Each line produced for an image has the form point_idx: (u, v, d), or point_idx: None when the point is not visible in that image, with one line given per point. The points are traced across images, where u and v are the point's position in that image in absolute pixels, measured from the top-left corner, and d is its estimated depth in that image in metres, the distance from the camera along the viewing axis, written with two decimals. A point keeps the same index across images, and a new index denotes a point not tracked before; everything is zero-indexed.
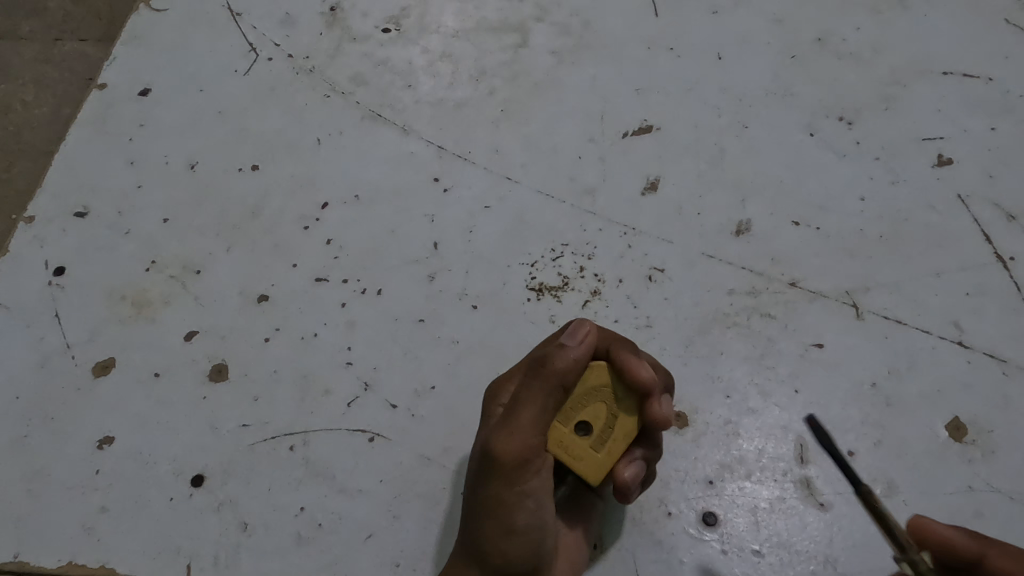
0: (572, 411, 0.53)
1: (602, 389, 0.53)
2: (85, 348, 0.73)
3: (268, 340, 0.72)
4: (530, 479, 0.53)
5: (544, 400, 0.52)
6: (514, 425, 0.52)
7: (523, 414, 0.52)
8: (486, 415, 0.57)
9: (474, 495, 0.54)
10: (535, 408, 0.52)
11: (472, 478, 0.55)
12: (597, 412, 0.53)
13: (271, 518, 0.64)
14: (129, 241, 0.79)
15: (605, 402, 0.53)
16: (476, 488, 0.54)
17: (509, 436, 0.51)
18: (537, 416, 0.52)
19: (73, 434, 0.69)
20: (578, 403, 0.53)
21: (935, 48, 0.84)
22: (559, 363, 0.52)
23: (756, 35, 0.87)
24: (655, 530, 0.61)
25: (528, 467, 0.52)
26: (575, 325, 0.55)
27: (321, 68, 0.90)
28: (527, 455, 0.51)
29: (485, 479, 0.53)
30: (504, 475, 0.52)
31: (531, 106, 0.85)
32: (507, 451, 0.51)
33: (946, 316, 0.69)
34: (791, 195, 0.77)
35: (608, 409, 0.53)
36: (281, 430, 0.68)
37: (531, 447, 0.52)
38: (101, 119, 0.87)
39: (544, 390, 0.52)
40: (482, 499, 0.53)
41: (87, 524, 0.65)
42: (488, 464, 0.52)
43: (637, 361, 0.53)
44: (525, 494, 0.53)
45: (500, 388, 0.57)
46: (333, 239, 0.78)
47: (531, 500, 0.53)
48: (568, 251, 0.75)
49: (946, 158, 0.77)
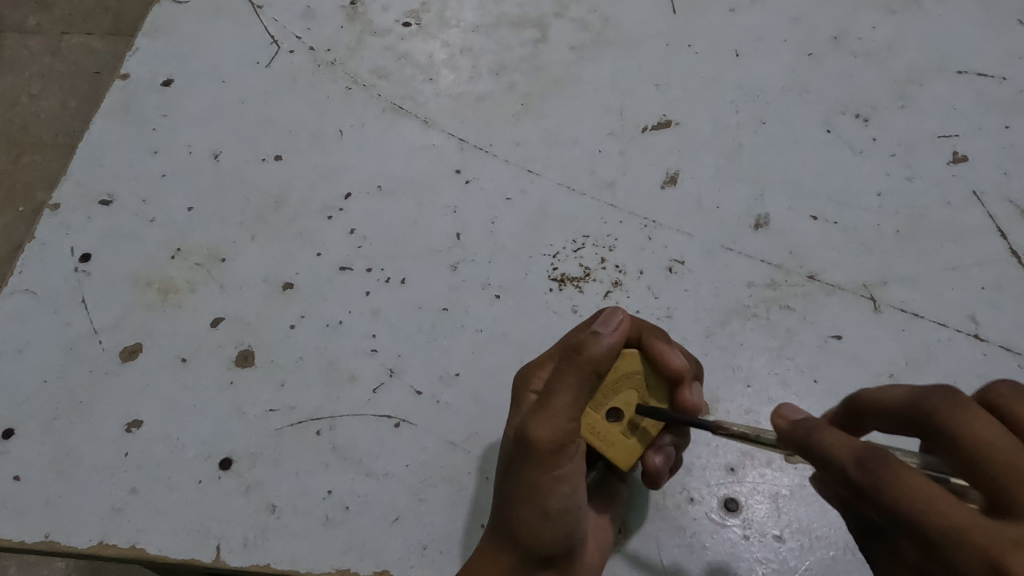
0: (604, 397, 0.56)
1: (634, 377, 0.56)
2: (112, 333, 0.74)
3: (294, 327, 0.73)
4: (565, 463, 0.54)
5: (578, 386, 0.53)
6: (549, 410, 0.53)
7: (558, 399, 0.53)
8: (518, 400, 0.59)
9: (508, 478, 0.56)
10: (570, 393, 0.53)
11: (506, 462, 0.56)
12: (629, 399, 0.56)
13: (299, 500, 0.65)
14: (154, 229, 0.80)
15: (637, 388, 0.56)
16: (511, 472, 0.55)
17: (546, 422, 0.53)
18: (571, 402, 0.53)
19: (102, 418, 0.69)
20: (610, 389, 0.56)
21: (950, 47, 0.85)
22: (594, 350, 0.53)
23: (773, 33, 0.88)
24: (677, 515, 0.62)
25: (562, 452, 0.53)
26: (608, 313, 0.57)
27: (342, 60, 0.91)
28: (563, 440, 0.53)
29: (520, 463, 0.54)
30: (540, 460, 0.53)
31: (551, 100, 0.86)
32: (544, 437, 0.53)
33: (962, 310, 0.70)
34: (809, 190, 0.78)
35: (640, 396, 0.56)
36: (308, 415, 0.69)
37: (567, 432, 0.53)
38: (124, 109, 0.88)
39: (578, 377, 0.53)
40: (518, 483, 0.55)
41: (117, 505, 0.65)
42: (524, 449, 0.54)
43: (669, 349, 0.56)
44: (559, 478, 0.54)
45: (532, 375, 0.59)
46: (356, 229, 0.79)
47: (565, 484, 0.54)
48: (589, 243, 0.76)
49: (961, 155, 0.79)
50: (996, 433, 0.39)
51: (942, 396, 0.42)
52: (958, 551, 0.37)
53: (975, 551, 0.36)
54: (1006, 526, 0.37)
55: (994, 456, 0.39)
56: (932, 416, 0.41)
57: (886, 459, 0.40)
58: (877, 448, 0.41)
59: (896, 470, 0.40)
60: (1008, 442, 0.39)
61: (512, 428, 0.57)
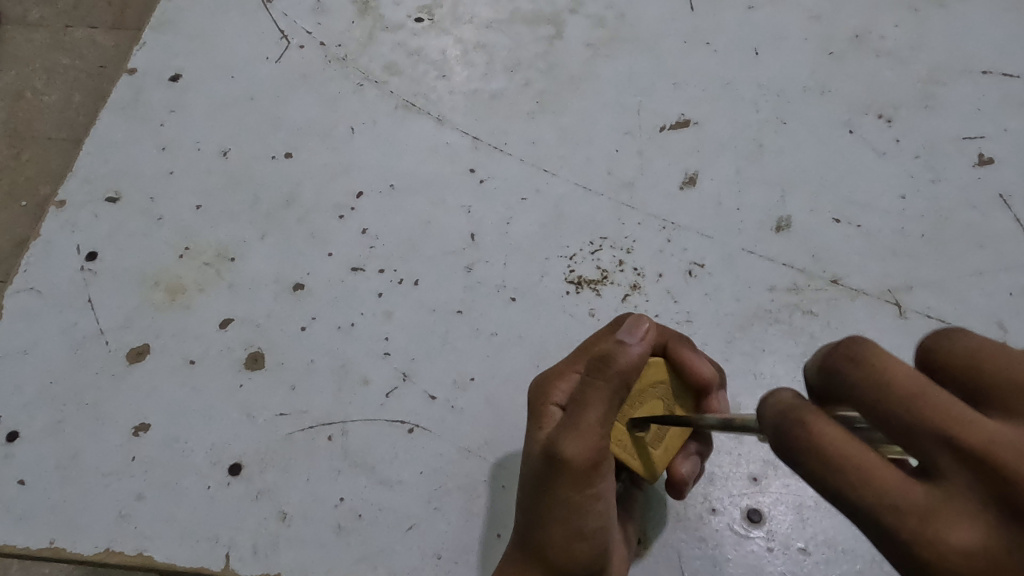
0: (629, 408, 0.54)
1: (660, 387, 0.55)
2: (119, 334, 0.72)
3: (304, 328, 0.72)
4: (599, 481, 0.53)
5: (608, 398, 0.51)
6: (580, 426, 0.51)
7: (589, 414, 0.51)
8: (536, 413, 0.57)
9: (537, 495, 0.54)
10: (601, 406, 0.51)
11: (533, 480, 0.54)
12: (654, 410, 0.55)
13: (310, 508, 0.63)
14: (162, 227, 0.78)
15: (662, 398, 0.55)
16: (539, 488, 0.54)
17: (578, 439, 0.51)
18: (602, 416, 0.51)
19: (108, 421, 0.68)
20: (635, 400, 0.55)
21: (975, 46, 0.84)
22: (624, 361, 0.51)
23: (793, 31, 0.86)
24: (698, 526, 0.61)
25: (597, 469, 0.52)
26: (633, 321, 0.55)
27: (353, 56, 0.89)
28: (596, 458, 0.52)
29: (550, 480, 0.53)
30: (575, 479, 0.52)
31: (567, 98, 0.84)
32: (579, 455, 0.51)
33: (990, 317, 0.69)
34: (831, 192, 0.76)
35: (665, 406, 0.56)
36: (319, 420, 0.67)
37: (601, 447, 0.52)
38: (131, 104, 0.86)
39: (609, 390, 0.51)
40: (550, 504, 0.53)
41: (124, 511, 0.64)
42: (555, 467, 0.52)
43: (696, 358, 0.56)
44: (594, 495, 0.54)
45: (552, 386, 0.57)
46: (368, 229, 0.77)
47: (599, 501, 0.54)
48: (607, 245, 0.75)
49: (987, 157, 0.77)
50: (899, 377, 0.34)
51: (850, 346, 0.36)
52: (876, 524, 0.34)
53: (891, 526, 0.34)
54: (920, 490, 0.33)
55: (896, 406, 0.33)
56: (835, 372, 0.37)
57: (802, 417, 0.37)
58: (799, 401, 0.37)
59: (812, 429, 0.36)
60: (909, 389, 0.33)
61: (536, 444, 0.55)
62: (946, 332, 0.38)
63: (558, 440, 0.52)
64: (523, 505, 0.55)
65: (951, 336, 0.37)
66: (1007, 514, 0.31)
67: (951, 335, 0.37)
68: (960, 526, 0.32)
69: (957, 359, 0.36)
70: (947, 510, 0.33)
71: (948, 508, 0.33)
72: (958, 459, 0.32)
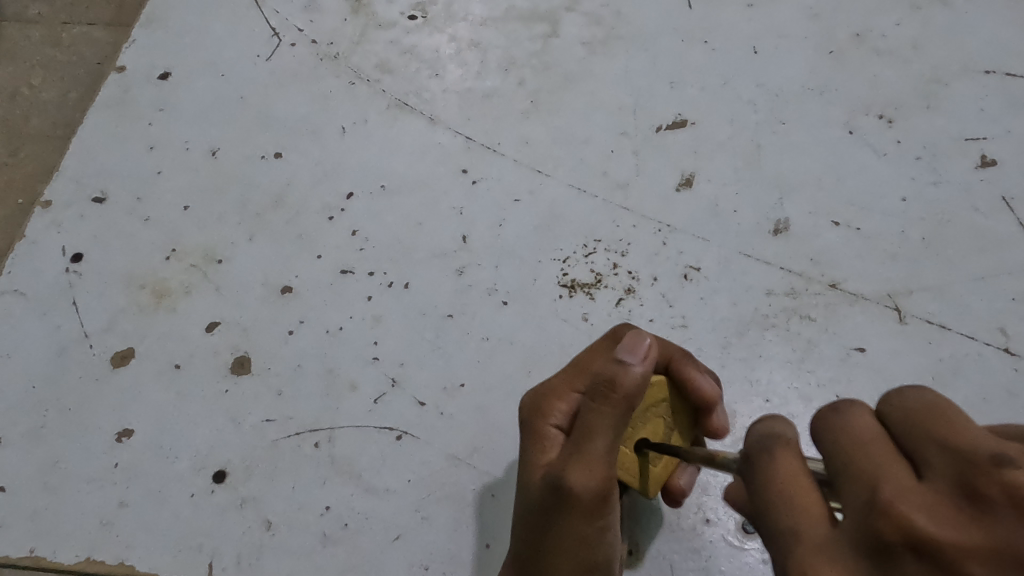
0: (633, 429, 0.54)
1: (662, 405, 0.55)
2: (103, 337, 0.71)
3: (292, 333, 0.70)
4: (609, 512, 0.52)
5: (614, 424, 0.50)
6: (588, 456, 0.50)
7: (597, 443, 0.50)
8: (537, 435, 0.55)
9: (540, 527, 0.52)
10: (607, 432, 0.50)
11: (535, 512, 0.52)
12: (656, 427, 0.55)
13: (295, 517, 0.62)
14: (149, 228, 0.77)
15: (663, 416, 0.55)
16: (545, 520, 0.52)
17: (586, 468, 0.50)
18: (610, 443, 0.50)
19: (91, 426, 0.67)
20: (638, 420, 0.54)
21: (978, 45, 0.82)
22: (628, 384, 0.50)
23: (793, 29, 0.85)
24: (692, 538, 0.59)
25: (607, 498, 0.51)
26: (632, 337, 0.52)
27: (345, 54, 0.87)
28: (607, 487, 0.50)
29: (559, 511, 0.51)
30: (587, 512, 0.51)
31: (562, 97, 0.83)
32: (589, 486, 0.50)
33: (991, 322, 0.67)
34: (831, 194, 0.75)
35: (666, 423, 0.55)
36: (306, 426, 0.66)
37: (609, 474, 0.50)
38: (120, 102, 0.85)
39: (615, 416, 0.50)
40: (559, 539, 0.52)
41: (106, 519, 0.63)
42: (563, 500, 0.50)
43: (699, 376, 0.55)
44: (603, 527, 0.52)
45: (550, 406, 0.55)
46: (358, 230, 0.76)
47: (610, 532, 0.53)
48: (601, 247, 0.73)
49: (990, 159, 0.75)
50: (849, 425, 0.35)
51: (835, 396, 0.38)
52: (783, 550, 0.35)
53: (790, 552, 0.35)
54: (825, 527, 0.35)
55: (837, 451, 0.35)
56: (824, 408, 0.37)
57: (767, 445, 0.38)
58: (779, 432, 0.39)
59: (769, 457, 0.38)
60: (858, 434, 0.35)
61: (536, 472, 0.53)
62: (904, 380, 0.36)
63: (566, 471, 0.50)
64: (524, 537, 0.53)
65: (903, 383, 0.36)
66: (883, 556, 0.31)
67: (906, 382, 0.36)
68: (835, 563, 0.33)
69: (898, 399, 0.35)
70: (834, 546, 0.34)
71: (843, 548, 0.33)
72: (860, 497, 0.33)
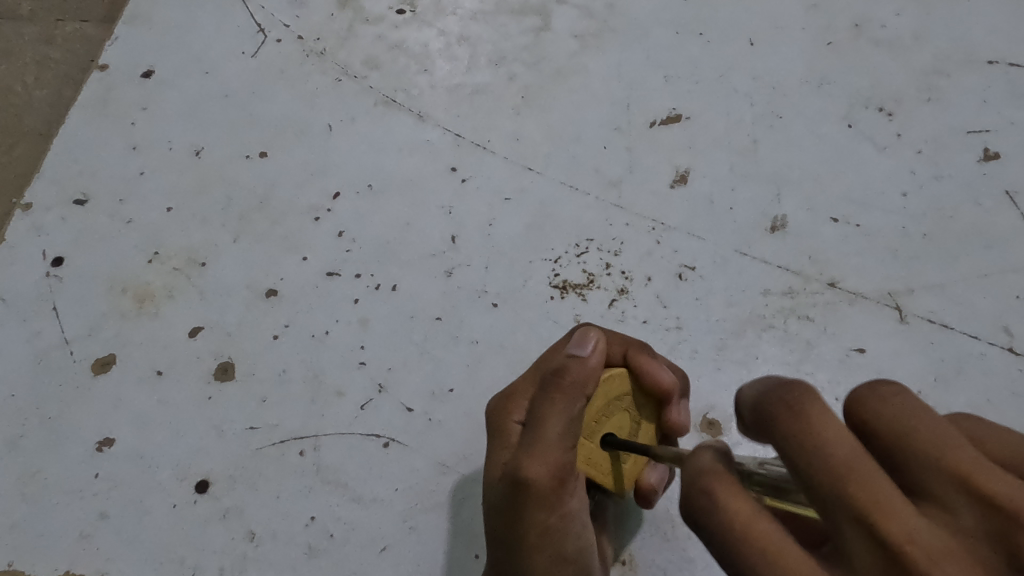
0: (598, 424, 0.51)
1: (625, 398, 0.53)
2: (85, 343, 0.69)
3: (277, 337, 0.69)
4: (569, 499, 0.50)
5: (567, 410, 0.49)
6: (540, 443, 0.48)
7: (549, 429, 0.48)
8: (498, 431, 0.53)
9: (505, 523, 0.51)
10: (560, 419, 0.49)
11: (498, 508, 0.51)
12: (622, 422, 0.53)
13: (279, 528, 0.61)
14: (131, 231, 0.75)
15: (628, 410, 0.53)
16: (507, 515, 0.50)
17: (540, 456, 0.48)
18: (563, 429, 0.49)
19: (72, 435, 0.65)
20: (602, 415, 0.51)
21: (980, 34, 0.80)
22: (579, 372, 0.50)
23: (791, 20, 0.83)
24: (687, 547, 0.58)
25: (566, 486, 0.49)
26: (581, 333, 0.53)
27: (331, 50, 0.85)
28: (563, 474, 0.49)
29: (517, 503, 0.50)
30: (544, 500, 0.49)
31: (553, 92, 0.81)
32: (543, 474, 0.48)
33: (996, 321, 0.65)
34: (829, 189, 0.73)
35: (630, 416, 0.53)
36: (291, 433, 0.64)
37: (566, 462, 0.49)
38: (102, 101, 0.82)
39: (568, 403, 0.49)
40: (521, 531, 0.50)
41: (87, 531, 0.61)
42: (520, 492, 0.49)
43: (656, 366, 0.53)
44: (567, 516, 0.51)
45: (512, 402, 0.53)
46: (345, 231, 0.74)
47: (576, 522, 0.51)
48: (593, 247, 0.71)
49: (993, 152, 0.73)
50: (830, 426, 0.31)
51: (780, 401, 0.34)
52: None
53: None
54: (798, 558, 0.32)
55: (823, 472, 0.31)
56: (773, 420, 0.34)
57: (710, 486, 0.35)
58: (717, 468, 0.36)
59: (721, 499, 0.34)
60: (834, 460, 0.31)
61: (496, 467, 0.52)
62: (878, 388, 0.34)
63: (522, 462, 0.49)
64: (493, 538, 0.52)
65: (880, 395, 0.33)
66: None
67: (884, 392, 0.33)
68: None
69: (884, 419, 0.32)
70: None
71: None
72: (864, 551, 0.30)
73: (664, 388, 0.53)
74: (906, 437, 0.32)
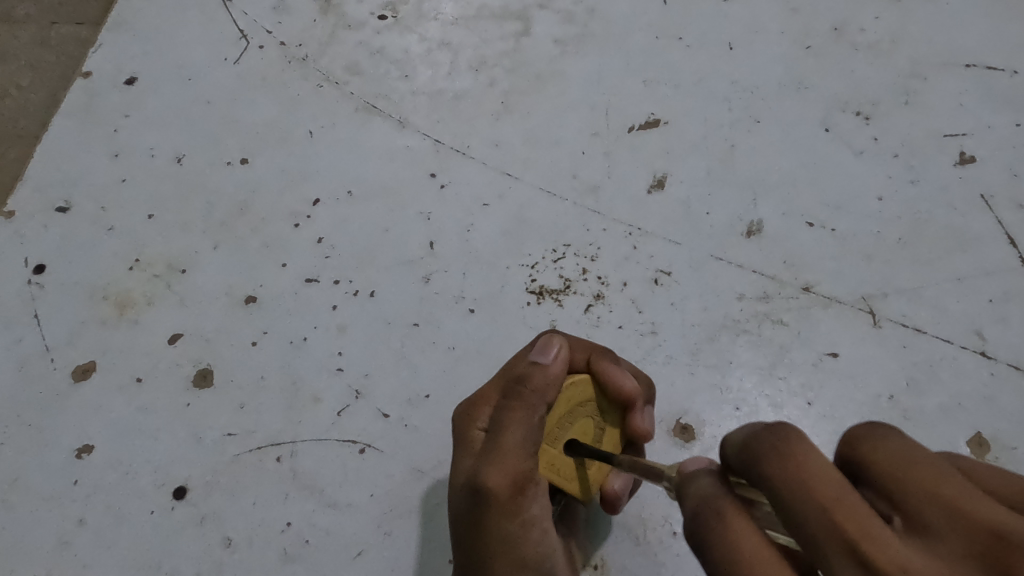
0: (560, 430, 0.52)
1: (587, 405, 0.53)
2: (65, 351, 0.70)
3: (255, 344, 0.69)
4: (529, 505, 0.51)
5: (527, 418, 0.50)
6: (500, 452, 0.49)
7: (509, 437, 0.50)
8: (462, 439, 0.54)
9: (467, 532, 0.51)
10: (521, 428, 0.50)
11: (462, 514, 0.52)
12: (584, 428, 0.54)
13: (256, 534, 0.61)
14: (113, 238, 0.75)
15: (591, 416, 0.54)
16: (469, 524, 0.51)
17: (501, 464, 0.49)
18: (523, 438, 0.50)
19: (52, 443, 0.65)
20: (564, 421, 0.52)
21: (958, 38, 0.80)
22: (540, 379, 0.51)
23: (771, 24, 0.83)
24: (658, 551, 0.58)
25: (525, 493, 0.50)
26: (544, 340, 0.53)
27: (313, 56, 0.86)
28: (523, 483, 0.50)
29: (478, 511, 0.51)
30: (504, 508, 0.50)
31: (533, 98, 0.81)
32: (503, 482, 0.49)
33: (968, 325, 0.66)
34: (805, 193, 0.73)
35: (594, 422, 0.54)
36: (268, 439, 0.65)
37: (526, 470, 0.50)
38: (85, 108, 0.83)
39: (529, 411, 0.50)
40: (483, 539, 0.51)
41: (65, 538, 0.62)
42: (482, 499, 0.50)
43: (619, 372, 0.53)
44: (527, 523, 0.51)
45: (476, 409, 0.54)
46: (324, 237, 0.74)
47: (536, 529, 0.52)
48: (570, 252, 0.72)
49: (969, 156, 0.74)
50: (813, 467, 0.32)
51: (761, 434, 0.35)
52: None
53: None
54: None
55: (799, 493, 0.32)
56: (756, 458, 0.35)
57: (721, 511, 0.36)
58: (719, 495, 0.37)
59: (726, 523, 0.35)
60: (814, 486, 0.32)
61: (459, 474, 0.52)
62: (876, 428, 0.35)
63: (483, 469, 0.50)
64: (457, 542, 0.53)
65: (882, 434, 0.34)
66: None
67: (872, 432, 0.35)
68: None
69: (876, 457, 0.33)
70: None
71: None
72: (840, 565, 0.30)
73: (632, 395, 0.53)
74: (892, 473, 0.32)
